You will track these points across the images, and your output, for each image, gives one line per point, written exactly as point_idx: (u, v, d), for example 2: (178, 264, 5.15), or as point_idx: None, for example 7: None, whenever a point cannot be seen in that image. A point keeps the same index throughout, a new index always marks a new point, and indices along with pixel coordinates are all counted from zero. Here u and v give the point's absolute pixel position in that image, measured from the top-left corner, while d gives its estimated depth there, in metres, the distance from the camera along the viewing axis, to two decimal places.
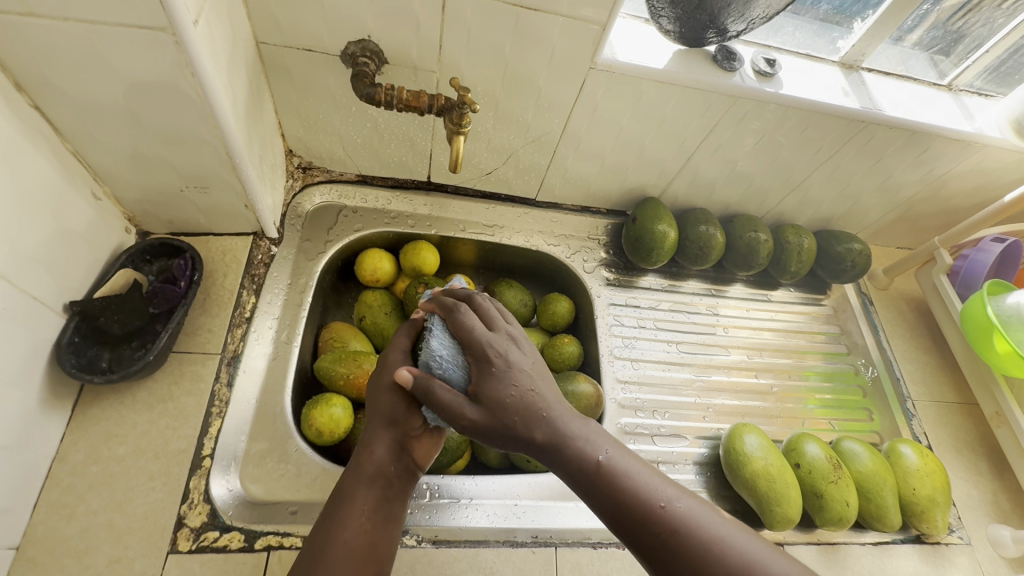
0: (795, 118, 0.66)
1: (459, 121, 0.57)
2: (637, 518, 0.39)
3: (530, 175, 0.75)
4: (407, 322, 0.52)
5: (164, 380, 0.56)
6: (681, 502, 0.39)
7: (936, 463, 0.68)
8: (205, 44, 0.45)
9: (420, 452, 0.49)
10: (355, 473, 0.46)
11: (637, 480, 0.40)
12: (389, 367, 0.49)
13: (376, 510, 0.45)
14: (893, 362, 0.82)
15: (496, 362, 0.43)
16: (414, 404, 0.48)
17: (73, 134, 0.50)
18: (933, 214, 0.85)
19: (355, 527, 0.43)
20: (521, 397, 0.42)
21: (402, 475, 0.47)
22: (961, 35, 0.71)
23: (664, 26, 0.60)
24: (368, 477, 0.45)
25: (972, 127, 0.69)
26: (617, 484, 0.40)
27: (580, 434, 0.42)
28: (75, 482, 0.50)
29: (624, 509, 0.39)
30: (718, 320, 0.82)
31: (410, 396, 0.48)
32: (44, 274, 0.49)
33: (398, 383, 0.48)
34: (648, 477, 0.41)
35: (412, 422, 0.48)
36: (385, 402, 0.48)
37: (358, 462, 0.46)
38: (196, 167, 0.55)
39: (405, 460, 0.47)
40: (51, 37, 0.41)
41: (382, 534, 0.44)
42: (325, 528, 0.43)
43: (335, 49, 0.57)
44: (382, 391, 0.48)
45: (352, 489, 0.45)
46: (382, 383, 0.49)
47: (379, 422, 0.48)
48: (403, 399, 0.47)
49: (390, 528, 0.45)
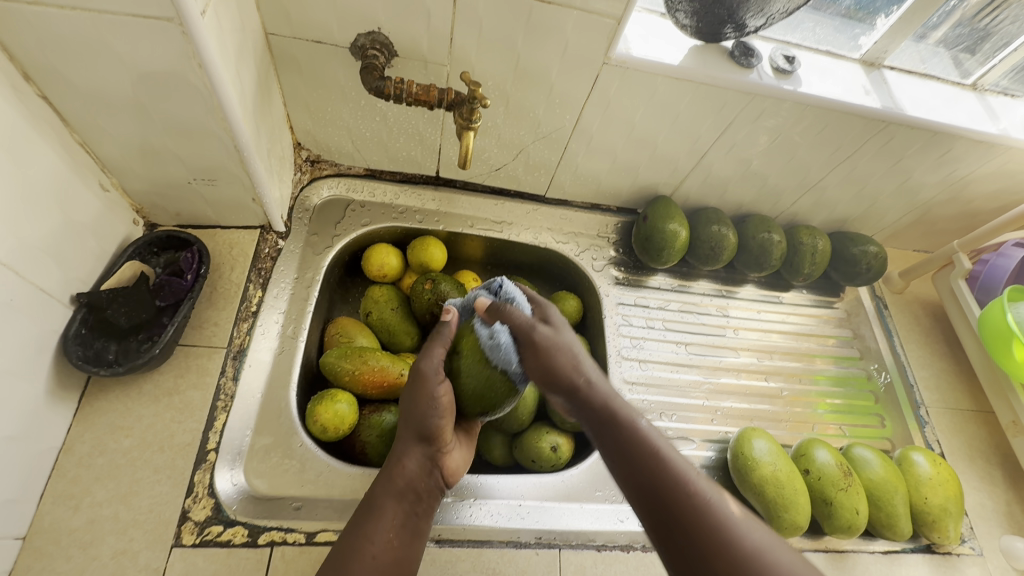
0: (813, 118, 0.64)
1: (469, 116, 0.56)
2: (663, 484, 0.41)
3: (540, 172, 0.74)
4: (438, 330, 0.50)
5: (169, 373, 0.56)
6: (703, 481, 0.41)
7: (950, 472, 0.66)
8: (212, 35, 0.44)
9: (450, 466, 0.50)
10: (386, 484, 0.46)
11: (669, 453, 0.43)
12: (423, 382, 0.48)
13: (404, 524, 0.45)
14: (907, 367, 0.81)
15: (547, 330, 0.49)
16: (446, 422, 0.48)
17: (82, 125, 0.49)
18: (953, 217, 0.83)
19: (382, 542, 0.43)
20: (574, 364, 0.48)
21: (431, 491, 0.48)
22: (987, 33, 0.69)
23: (680, 21, 0.58)
24: (399, 492, 0.46)
25: (997, 129, 0.67)
26: (647, 452, 0.43)
27: (623, 404, 0.47)
28: (81, 474, 0.50)
29: (647, 473, 0.42)
30: (728, 321, 0.80)
31: (446, 412, 0.48)
32: (51, 266, 0.49)
33: (433, 398, 0.47)
34: (680, 454, 0.43)
35: (443, 440, 0.49)
36: (418, 416, 0.48)
37: (390, 475, 0.47)
38: (203, 159, 0.54)
39: (434, 475, 0.49)
40: (58, 27, 0.41)
41: (407, 551, 0.45)
42: (353, 540, 0.43)
43: (344, 41, 0.56)
44: (415, 405, 0.48)
45: (381, 501, 0.45)
46: (416, 396, 0.48)
47: (410, 435, 0.48)
48: (438, 416, 0.48)
49: (415, 544, 0.45)
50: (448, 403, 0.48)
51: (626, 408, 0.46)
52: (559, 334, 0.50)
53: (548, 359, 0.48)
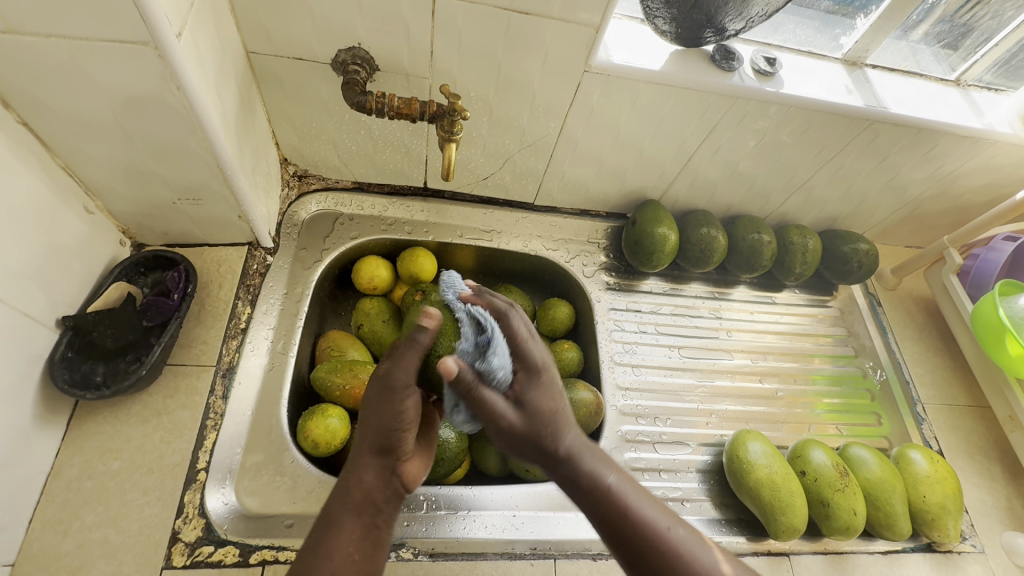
0: (799, 118, 0.64)
1: (451, 128, 0.56)
2: (644, 542, 0.39)
3: (527, 180, 0.74)
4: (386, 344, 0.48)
5: (158, 394, 0.55)
6: (682, 531, 0.40)
7: (948, 470, 0.66)
8: (189, 57, 0.44)
9: (410, 473, 0.45)
10: (340, 495, 0.43)
11: (643, 508, 0.40)
12: (389, 392, 0.43)
13: (365, 537, 0.42)
14: (902, 364, 0.81)
15: (531, 387, 0.41)
16: (411, 434, 0.44)
17: (63, 149, 0.49)
18: (943, 212, 0.83)
19: (340, 559, 0.40)
20: (556, 411, 0.41)
21: (392, 500, 0.44)
22: (969, 28, 0.69)
23: (660, 27, 0.58)
24: (356, 504, 0.42)
25: (982, 123, 0.67)
26: (621, 509, 0.40)
27: (588, 452, 0.41)
28: (70, 498, 0.50)
29: (625, 532, 0.40)
30: (721, 323, 0.80)
31: (408, 424, 0.44)
32: (36, 291, 0.49)
33: (398, 407, 0.43)
34: (650, 502, 0.41)
35: (404, 448, 0.44)
36: (376, 428, 0.43)
37: (346, 488, 0.43)
38: (188, 179, 0.54)
39: (396, 484, 0.44)
40: (35, 54, 0.41)
41: (370, 565, 0.42)
42: (309, 558, 0.40)
43: (326, 57, 0.57)
44: (367, 413, 0.44)
45: (337, 515, 0.42)
46: (367, 401, 0.45)
47: (366, 445, 0.44)
48: (401, 428, 0.43)
49: (379, 558, 0.42)
50: (413, 414, 0.44)
51: (592, 459, 0.41)
52: (541, 391, 0.41)
53: (531, 408, 0.40)
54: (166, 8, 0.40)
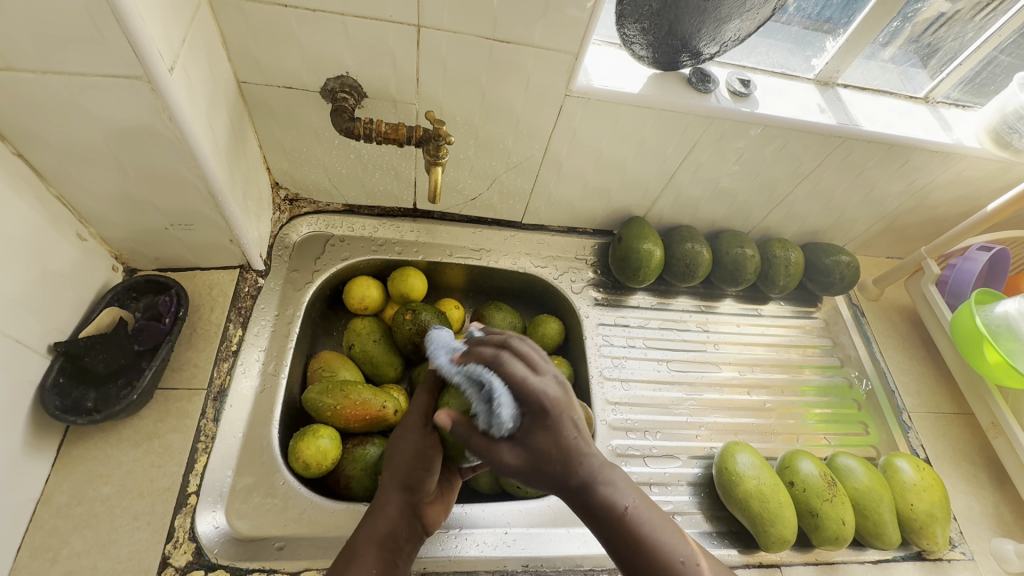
0: (774, 137, 0.66)
1: (437, 152, 0.58)
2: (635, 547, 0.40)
3: (514, 200, 0.76)
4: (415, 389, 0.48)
5: (150, 418, 0.56)
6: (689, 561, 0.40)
7: (934, 478, 0.67)
8: (181, 88, 0.46)
9: (429, 517, 0.49)
10: (371, 528, 0.46)
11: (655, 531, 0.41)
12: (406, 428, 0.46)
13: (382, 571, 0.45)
14: (887, 373, 0.82)
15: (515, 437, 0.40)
16: (431, 477, 0.46)
17: (58, 179, 0.51)
18: (920, 224, 0.85)
19: None
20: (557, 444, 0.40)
21: (409, 537, 0.47)
22: (934, 48, 0.72)
23: (637, 52, 0.61)
24: (380, 538, 0.46)
25: (950, 139, 0.69)
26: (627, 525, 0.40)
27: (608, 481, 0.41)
28: (59, 524, 0.50)
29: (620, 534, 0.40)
30: (708, 336, 0.82)
31: (428, 469, 0.46)
32: (29, 318, 0.49)
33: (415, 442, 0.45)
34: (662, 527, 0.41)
35: (427, 491, 0.47)
36: (403, 467, 0.46)
37: (372, 521, 0.46)
38: (180, 206, 0.56)
39: (415, 525, 0.48)
40: (32, 90, 0.43)
41: None
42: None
43: (315, 85, 0.58)
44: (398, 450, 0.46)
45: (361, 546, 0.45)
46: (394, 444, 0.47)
47: (392, 485, 0.47)
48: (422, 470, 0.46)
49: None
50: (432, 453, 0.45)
51: (613, 477, 0.41)
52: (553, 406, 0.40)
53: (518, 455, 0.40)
54: (160, 45, 0.42)
